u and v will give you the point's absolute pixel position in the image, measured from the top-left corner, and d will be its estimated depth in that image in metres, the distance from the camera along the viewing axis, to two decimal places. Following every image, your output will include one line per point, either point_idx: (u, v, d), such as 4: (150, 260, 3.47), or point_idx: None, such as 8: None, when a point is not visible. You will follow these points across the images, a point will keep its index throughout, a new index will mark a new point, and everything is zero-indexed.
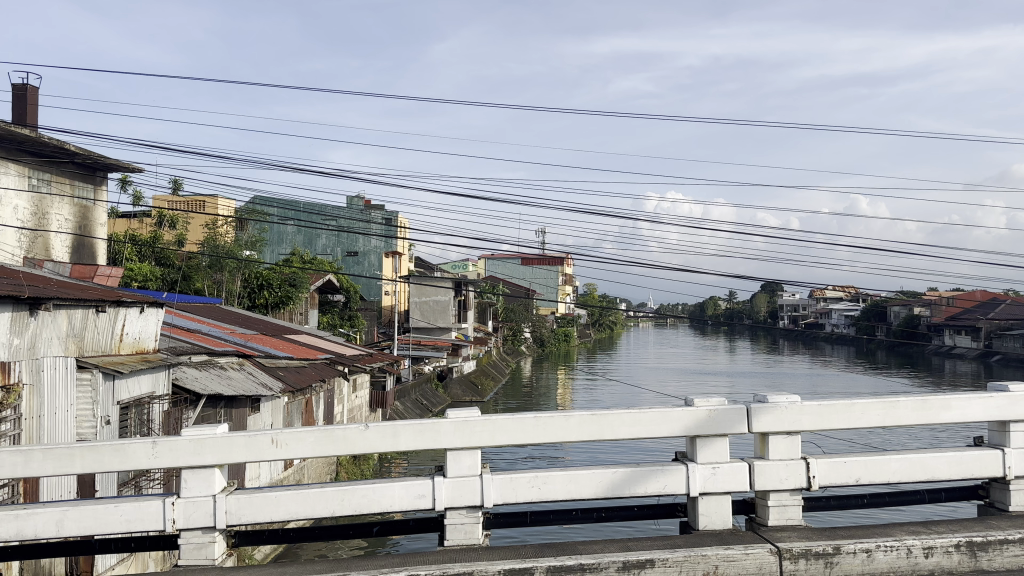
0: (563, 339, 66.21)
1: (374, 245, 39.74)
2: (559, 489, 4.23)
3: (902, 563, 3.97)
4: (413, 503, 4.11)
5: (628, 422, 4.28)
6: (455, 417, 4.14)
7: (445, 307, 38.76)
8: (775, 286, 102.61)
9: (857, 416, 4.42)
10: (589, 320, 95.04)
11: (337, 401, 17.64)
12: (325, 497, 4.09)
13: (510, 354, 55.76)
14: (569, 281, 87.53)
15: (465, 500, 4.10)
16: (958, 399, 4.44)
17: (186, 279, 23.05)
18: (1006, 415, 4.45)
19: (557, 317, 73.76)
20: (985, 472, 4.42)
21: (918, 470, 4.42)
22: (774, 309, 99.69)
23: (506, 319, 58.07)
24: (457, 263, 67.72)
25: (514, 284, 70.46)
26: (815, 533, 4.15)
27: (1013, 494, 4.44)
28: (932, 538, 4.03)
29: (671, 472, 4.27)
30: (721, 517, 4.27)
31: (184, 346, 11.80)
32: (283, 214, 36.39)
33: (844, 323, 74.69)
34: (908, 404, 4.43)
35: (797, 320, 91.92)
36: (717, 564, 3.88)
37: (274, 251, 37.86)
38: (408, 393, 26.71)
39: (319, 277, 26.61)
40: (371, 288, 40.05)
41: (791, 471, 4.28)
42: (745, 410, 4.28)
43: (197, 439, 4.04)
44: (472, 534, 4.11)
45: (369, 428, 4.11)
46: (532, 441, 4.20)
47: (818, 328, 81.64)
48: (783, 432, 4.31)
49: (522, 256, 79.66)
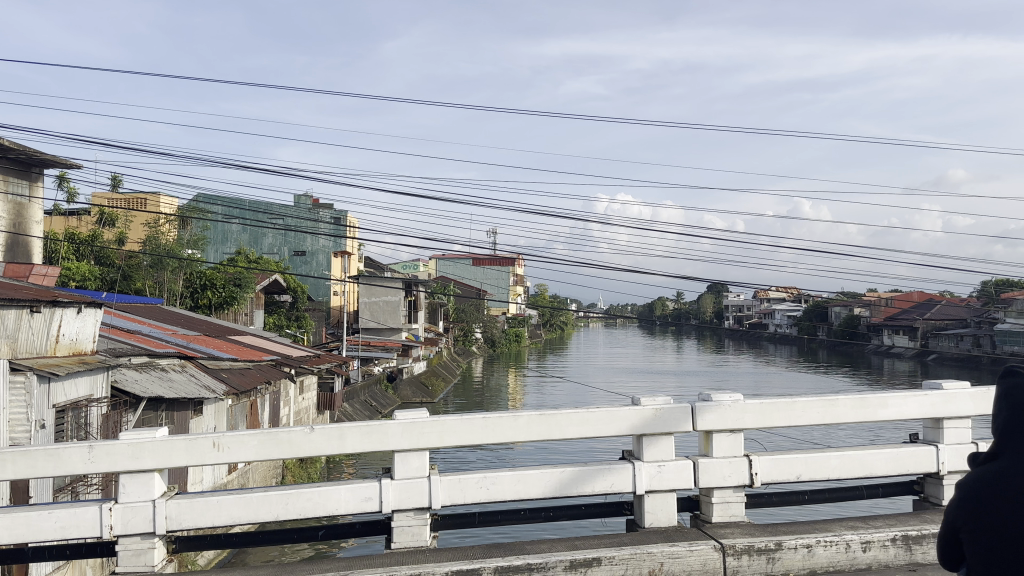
0: (513, 340, 66.28)
1: (322, 244, 39.35)
2: (506, 489, 4.23)
3: (841, 558, 4.06)
4: (359, 506, 4.06)
5: (576, 421, 4.29)
6: (403, 418, 4.09)
7: (395, 308, 38.44)
8: (721, 288, 104.53)
9: (797, 413, 4.50)
10: (539, 320, 95.42)
11: (283, 403, 17.38)
12: (269, 501, 4.02)
13: (461, 354, 55.73)
14: (520, 283, 87.82)
15: (412, 501, 4.07)
16: (893, 397, 4.57)
17: (126, 279, 22.45)
18: (939, 413, 4.58)
19: (507, 317, 73.88)
20: (918, 467, 4.56)
21: (855, 466, 4.52)
22: (719, 309, 101.49)
23: (458, 320, 58.02)
24: (408, 263, 67.44)
25: (465, 284, 70.38)
26: (757, 528, 4.22)
27: (946, 489, 4.58)
28: (870, 533, 4.12)
29: (618, 470, 4.29)
30: (666, 514, 4.32)
31: (123, 347, 11.51)
32: (228, 213, 35.73)
33: (786, 323, 76.42)
34: (846, 401, 4.54)
35: (742, 321, 93.63)
36: (662, 561, 3.92)
37: (218, 250, 37.21)
38: (357, 394, 26.47)
39: (264, 277, 26.17)
40: (319, 288, 39.63)
41: (734, 468, 4.35)
42: (690, 408, 4.34)
43: (135, 442, 3.92)
44: (420, 536, 4.08)
45: (314, 430, 4.06)
46: (480, 442, 4.18)
47: (762, 328, 83.36)
48: (726, 430, 4.37)
49: (472, 256, 79.62)
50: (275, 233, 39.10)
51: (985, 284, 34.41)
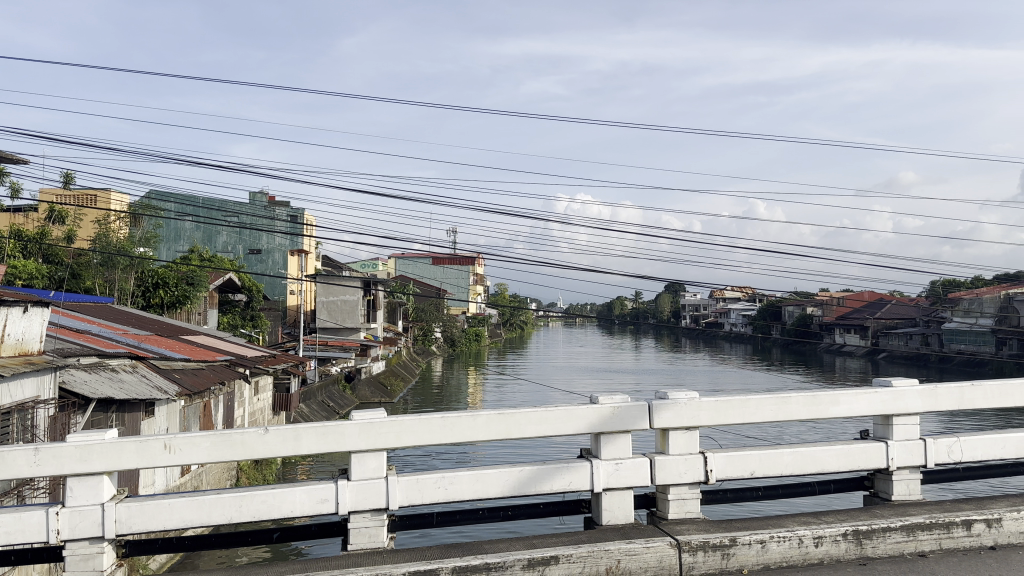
0: (473, 339, 66.16)
1: (278, 243, 38.92)
2: (464, 489, 4.21)
3: (794, 553, 4.11)
4: (315, 508, 4.01)
5: (535, 420, 4.29)
6: (360, 419, 4.05)
7: (353, 308, 38.11)
8: (678, 287, 105.68)
9: (751, 411, 4.55)
10: (499, 319, 95.30)
11: (237, 404, 17.12)
12: (223, 504, 3.95)
13: (420, 354, 55.47)
14: (481, 282, 87.70)
15: (369, 503, 4.03)
16: (845, 393, 4.65)
17: (75, 277, 21.85)
18: (889, 409, 4.68)
19: (468, 317, 73.67)
20: (870, 463, 4.64)
21: (807, 462, 4.60)
22: (677, 309, 102.65)
23: (417, 319, 57.72)
24: (367, 263, 66.94)
25: (424, 284, 70.04)
26: (712, 524, 4.27)
27: (895, 485, 4.68)
28: (822, 528, 4.20)
29: (576, 469, 4.30)
30: (624, 511, 4.35)
31: (73, 347, 11.21)
32: (181, 210, 35.04)
33: (741, 322, 77.55)
34: (798, 399, 4.62)
35: (698, 320, 94.73)
36: (619, 559, 3.93)
37: (170, 248, 36.49)
38: (314, 395, 26.18)
39: (218, 276, 25.73)
40: (275, 287, 39.15)
41: (690, 465, 4.39)
42: (647, 406, 4.37)
43: (83, 445, 3.81)
44: (376, 538, 4.04)
45: (268, 432, 3.99)
46: (438, 442, 4.16)
47: (718, 328, 84.48)
48: (682, 427, 4.41)
49: (432, 255, 79.22)
50: (229, 231, 38.58)
51: (932, 282, 35.40)
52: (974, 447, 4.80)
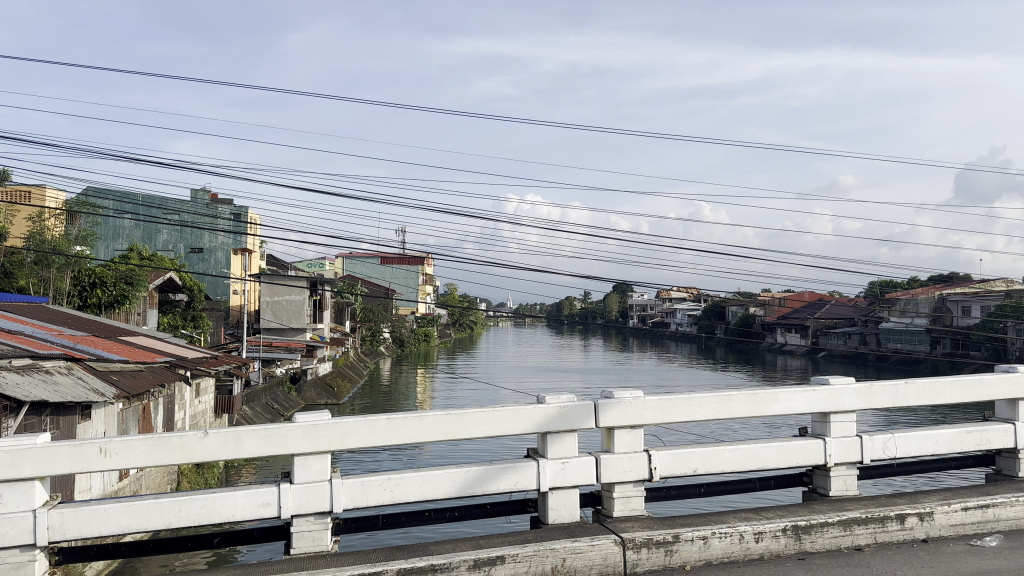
0: (422, 339, 65.88)
1: (221, 241, 38.19)
2: (411, 490, 4.18)
3: (736, 548, 4.19)
4: (257, 512, 3.94)
5: (481, 420, 4.27)
6: (304, 421, 3.99)
7: (299, 308, 37.56)
8: (625, 288, 106.87)
9: (694, 409, 4.62)
10: (449, 320, 94.87)
11: (178, 407, 16.72)
12: (160, 509, 3.84)
13: (369, 354, 54.99)
14: (430, 282, 87.36)
15: (313, 506, 3.97)
16: (784, 391, 4.76)
17: (8, 276, 21.04)
18: (828, 407, 4.80)
19: (416, 316, 73.25)
20: (809, 460, 4.75)
21: (748, 460, 4.69)
22: (624, 309, 103.80)
23: (365, 319, 57.16)
24: (313, 262, 66.07)
25: (372, 284, 69.42)
26: (657, 522, 4.32)
27: (833, 481, 4.80)
28: (762, 524, 4.28)
29: (522, 469, 4.31)
30: (569, 510, 4.37)
31: (5, 349, 10.79)
32: (119, 207, 34.12)
33: (687, 322, 78.83)
34: (740, 397, 4.70)
35: (645, 321, 95.91)
36: (565, 557, 3.95)
37: (108, 247, 35.53)
38: (257, 397, 25.69)
39: (158, 276, 25.16)
40: (217, 287, 38.48)
41: (635, 463, 4.44)
42: (593, 405, 4.40)
43: (14, 450, 3.67)
44: (319, 542, 3.98)
45: (208, 435, 3.90)
46: (384, 443, 4.12)
47: (665, 327, 85.66)
48: (627, 425, 4.46)
49: (380, 255, 78.57)
50: (170, 229, 37.81)
51: (868, 284, 36.56)
52: (907, 443, 4.96)
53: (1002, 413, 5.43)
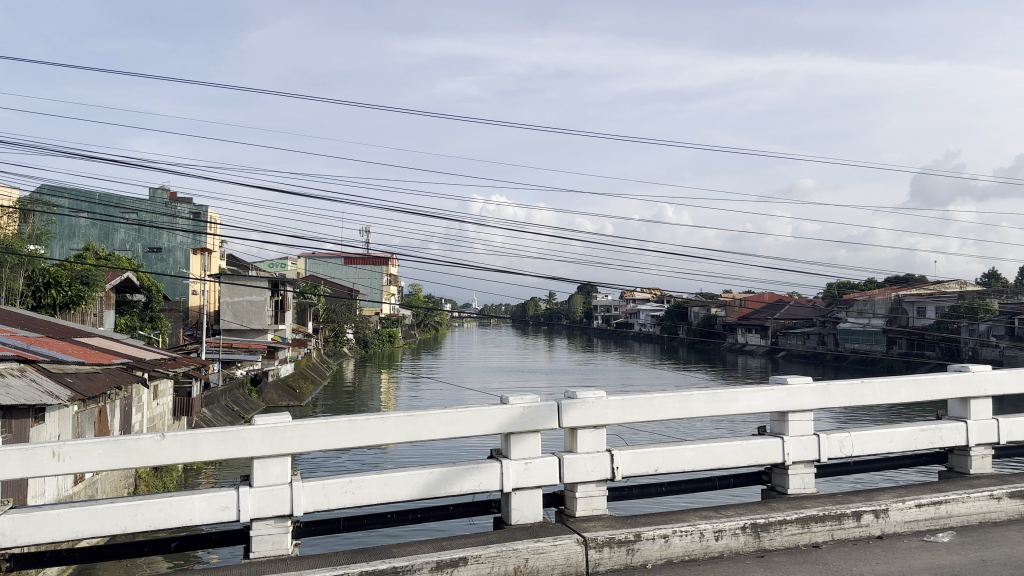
0: (386, 340, 65.59)
1: (180, 241, 37.59)
2: (374, 492, 4.16)
3: (696, 547, 4.24)
4: (215, 516, 3.88)
5: (444, 422, 4.26)
6: (263, 423, 3.95)
7: (260, 308, 37.06)
8: (590, 289, 107.52)
9: (655, 409, 4.66)
10: (413, 320, 94.40)
11: (135, 410, 16.41)
12: (116, 513, 3.76)
13: (332, 356, 54.56)
14: (394, 283, 87.08)
15: (272, 509, 3.93)
16: (743, 391, 4.83)
17: None
18: (785, 406, 4.87)
19: (381, 317, 72.77)
20: (767, 458, 4.82)
21: (709, 458, 4.75)
22: (589, 309, 104.49)
23: (328, 320, 56.63)
24: (275, 262, 65.35)
25: (335, 284, 68.89)
26: (618, 520, 4.35)
27: (791, 478, 4.89)
28: (722, 522, 4.33)
29: (485, 469, 4.31)
30: (532, 510, 4.39)
31: None
32: (74, 206, 33.41)
33: (650, 323, 79.58)
34: (700, 396, 4.76)
35: (610, 321, 96.48)
36: (527, 558, 3.96)
37: (63, 246, 34.75)
38: (217, 399, 25.31)
39: (115, 275, 24.66)
40: (176, 287, 37.89)
41: (597, 463, 4.47)
42: (557, 405, 4.42)
43: None
44: (280, 545, 3.94)
45: (165, 438, 3.83)
46: (346, 445, 4.08)
47: (628, 327, 86.39)
48: (590, 426, 4.48)
49: (344, 255, 78.03)
50: (127, 228, 37.12)
51: (827, 285, 37.23)
52: (862, 442, 5.06)
53: (954, 412, 5.57)
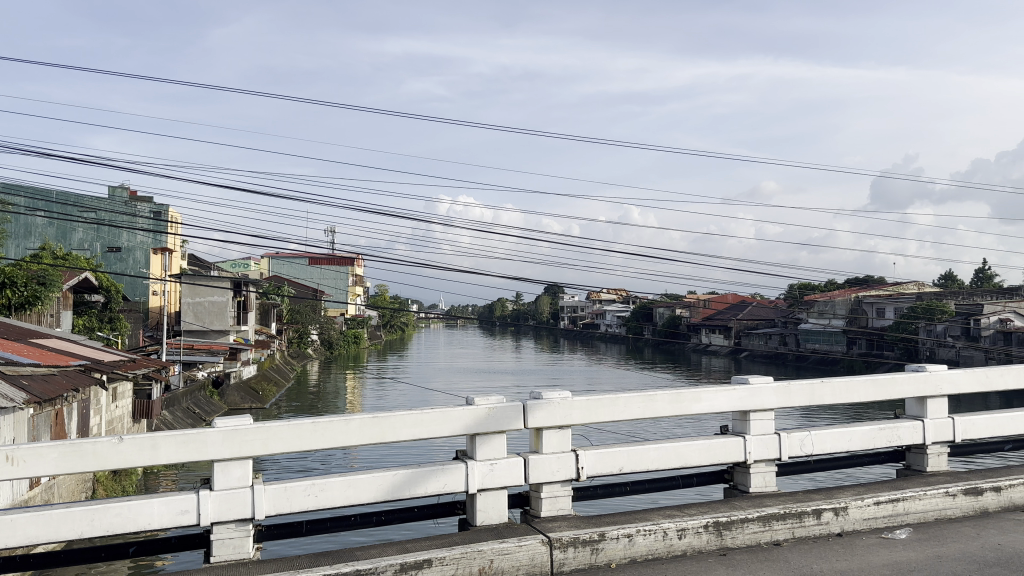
0: (351, 341, 65.15)
1: (140, 240, 36.95)
2: (337, 495, 4.12)
3: (659, 546, 4.28)
4: (174, 520, 3.82)
5: (409, 423, 4.25)
6: (224, 426, 3.89)
7: (222, 308, 36.53)
8: (557, 289, 107.91)
9: (620, 409, 4.69)
10: (379, 321, 93.82)
11: (93, 412, 16.07)
12: (73, 518, 3.69)
13: (296, 357, 54.08)
14: (360, 284, 86.53)
15: (234, 513, 3.88)
16: (707, 391, 4.88)
17: None
18: (747, 405, 4.93)
19: (346, 317, 72.19)
20: (729, 457, 4.88)
21: (672, 457, 4.79)
22: (556, 310, 104.85)
23: (292, 321, 56.02)
24: (238, 263, 64.53)
25: (300, 284, 68.23)
26: (583, 520, 4.37)
27: (752, 477, 4.95)
28: (685, 521, 4.38)
29: (451, 471, 4.30)
30: (497, 511, 4.39)
31: None
32: (30, 205, 32.66)
33: (616, 324, 80.13)
34: (664, 396, 4.80)
35: (576, 322, 96.88)
36: (492, 559, 3.96)
37: (19, 245, 33.95)
38: (178, 402, 24.92)
39: (72, 276, 24.15)
40: (136, 287, 37.25)
41: (562, 463, 4.49)
42: (522, 406, 4.43)
43: None
44: (241, 548, 3.90)
45: (123, 441, 3.76)
46: (309, 448, 4.05)
47: (594, 328, 86.90)
48: (556, 426, 4.50)
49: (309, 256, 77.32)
50: (85, 227, 36.40)
51: (789, 286, 37.75)
52: (821, 440, 5.14)
53: (911, 411, 5.68)
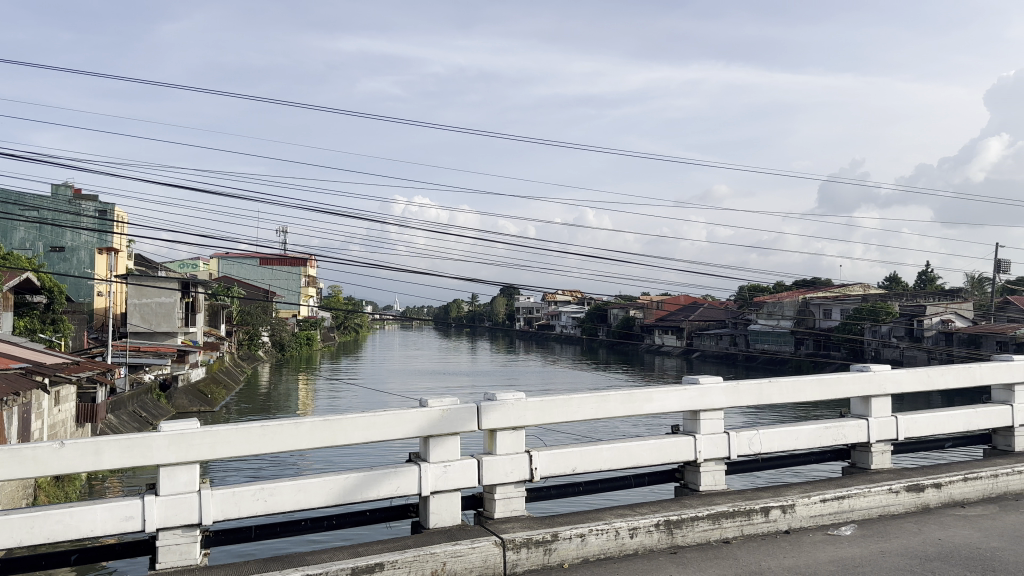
0: (304, 343, 64.36)
1: (85, 240, 36.07)
2: (286, 499, 4.06)
3: (611, 545, 4.31)
4: (119, 526, 3.74)
5: (362, 425, 4.22)
6: (169, 430, 3.81)
7: (170, 310, 35.77)
8: (512, 291, 108.16)
9: (573, 410, 4.72)
10: (332, 322, 92.86)
11: (34, 416, 15.60)
12: (11, 526, 3.57)
13: (246, 359, 53.24)
14: (313, 285, 85.56)
15: (180, 519, 3.81)
16: (658, 391, 4.95)
17: None
18: (697, 406, 5.01)
19: (298, 319, 71.29)
20: (680, 456, 4.94)
21: (624, 457, 4.85)
22: (511, 311, 105.10)
23: (242, 322, 55.08)
24: (187, 263, 63.22)
25: (251, 285, 67.11)
26: (535, 521, 4.39)
27: (703, 476, 5.02)
28: (637, 520, 4.42)
29: (404, 474, 4.28)
30: (450, 514, 4.38)
31: None
32: None
33: (570, 325, 80.66)
34: (616, 396, 4.85)
35: (531, 324, 97.16)
36: (445, 561, 3.96)
37: None
38: (124, 405, 24.32)
39: (13, 276, 23.41)
40: (80, 287, 36.34)
41: (516, 464, 4.50)
42: (476, 407, 4.43)
43: None
44: (188, 554, 3.83)
45: (65, 446, 3.67)
46: (258, 451, 4.00)
47: (549, 329, 87.34)
48: (509, 427, 4.51)
49: (260, 256, 76.13)
50: (27, 226, 35.40)
51: (739, 287, 38.39)
52: (770, 438, 5.24)
53: (857, 409, 5.82)
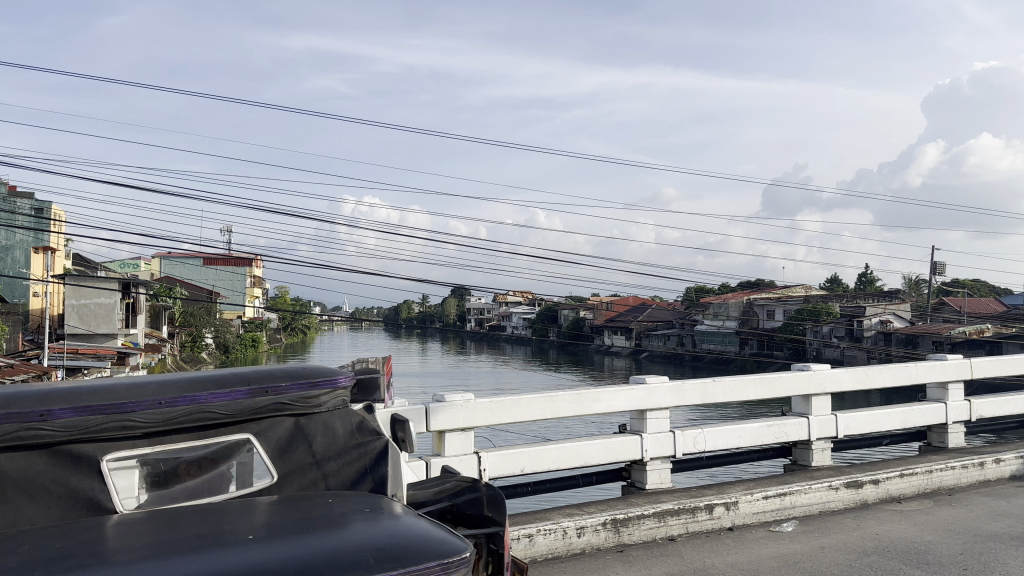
0: (250, 345, 63.19)
1: (20, 239, 34.91)
2: None
3: (558, 545, 4.34)
4: None
5: None
6: None
7: (110, 311, 34.83)
8: (462, 292, 107.92)
9: (522, 410, 4.75)
10: (279, 323, 91.34)
11: None
12: None
13: (189, 361, 51.98)
14: (260, 286, 84.18)
15: None
16: (605, 391, 5.00)
17: None
18: (644, 405, 5.08)
19: (244, 321, 69.96)
20: (626, 455, 5.00)
21: (572, 457, 4.89)
22: (462, 312, 104.90)
23: (185, 323, 53.77)
24: (128, 264, 61.53)
25: (194, 286, 65.64)
26: None
27: (648, 474, 5.09)
28: (583, 519, 4.46)
29: None
30: None
31: None
32: None
33: (521, 326, 80.81)
34: (564, 397, 4.90)
35: (483, 324, 97.08)
36: None
37: None
38: None
39: None
40: (15, 288, 35.19)
41: (464, 466, 4.50)
42: (426, 409, 4.42)
43: None
44: None
45: None
46: None
47: (500, 330, 87.39)
48: (458, 428, 4.52)
49: (205, 257, 74.52)
50: None
51: (686, 289, 38.96)
52: (714, 437, 5.34)
53: (798, 408, 5.96)
